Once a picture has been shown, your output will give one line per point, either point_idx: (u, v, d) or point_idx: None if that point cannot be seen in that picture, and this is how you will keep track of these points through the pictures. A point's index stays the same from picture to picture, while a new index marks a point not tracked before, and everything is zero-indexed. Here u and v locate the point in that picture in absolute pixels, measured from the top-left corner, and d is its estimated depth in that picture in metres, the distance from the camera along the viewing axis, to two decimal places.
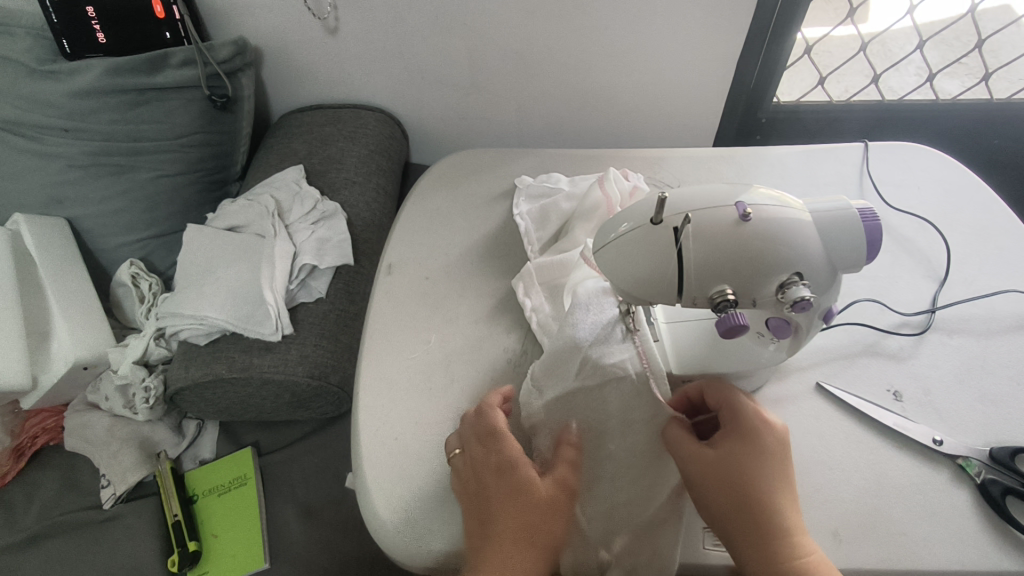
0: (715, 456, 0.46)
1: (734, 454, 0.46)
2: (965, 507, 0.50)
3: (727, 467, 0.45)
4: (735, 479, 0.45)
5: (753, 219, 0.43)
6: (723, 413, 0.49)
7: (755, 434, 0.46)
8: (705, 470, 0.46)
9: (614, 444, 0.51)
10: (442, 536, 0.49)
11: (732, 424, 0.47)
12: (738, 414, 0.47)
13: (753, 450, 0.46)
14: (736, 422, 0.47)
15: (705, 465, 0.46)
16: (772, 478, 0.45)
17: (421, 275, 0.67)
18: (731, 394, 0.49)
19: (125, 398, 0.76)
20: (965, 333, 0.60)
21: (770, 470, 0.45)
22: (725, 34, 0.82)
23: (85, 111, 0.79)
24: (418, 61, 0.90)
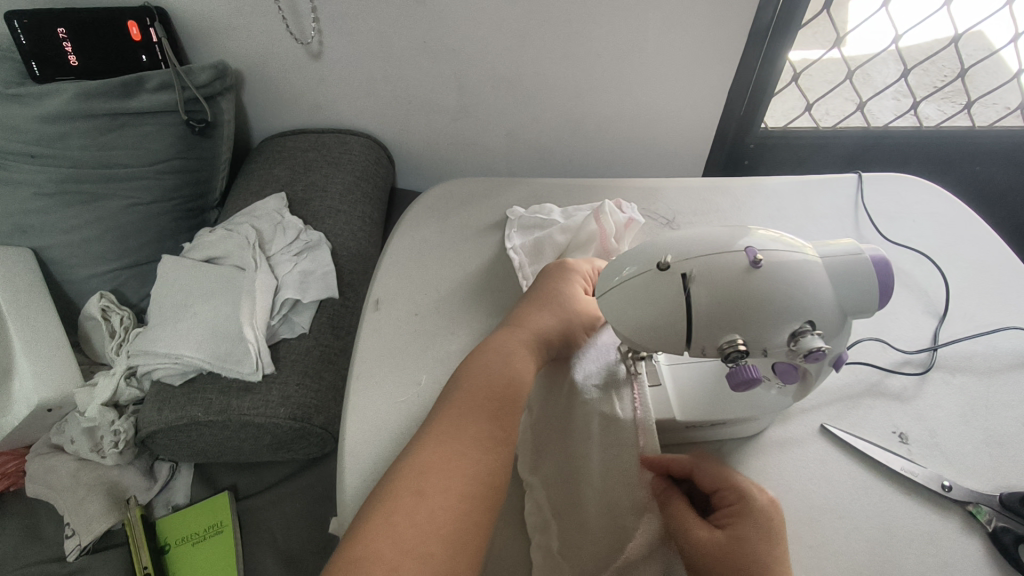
0: (727, 542, 0.43)
1: (743, 538, 0.43)
2: (977, 557, 0.48)
3: (735, 553, 0.42)
4: (743, 566, 0.41)
5: (764, 265, 0.41)
6: (723, 491, 0.46)
7: (763, 517, 0.44)
8: (710, 552, 0.43)
9: (591, 488, 0.48)
10: None
11: (737, 506, 0.45)
12: (745, 493, 0.45)
13: (761, 534, 0.43)
14: (741, 503, 0.44)
15: (712, 549, 0.43)
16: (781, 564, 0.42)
17: (410, 311, 0.64)
18: (730, 474, 0.46)
19: (92, 441, 0.72)
20: (967, 371, 0.59)
21: (779, 558, 0.42)
22: (715, 63, 0.82)
23: (54, 137, 0.75)
24: (404, 86, 0.88)
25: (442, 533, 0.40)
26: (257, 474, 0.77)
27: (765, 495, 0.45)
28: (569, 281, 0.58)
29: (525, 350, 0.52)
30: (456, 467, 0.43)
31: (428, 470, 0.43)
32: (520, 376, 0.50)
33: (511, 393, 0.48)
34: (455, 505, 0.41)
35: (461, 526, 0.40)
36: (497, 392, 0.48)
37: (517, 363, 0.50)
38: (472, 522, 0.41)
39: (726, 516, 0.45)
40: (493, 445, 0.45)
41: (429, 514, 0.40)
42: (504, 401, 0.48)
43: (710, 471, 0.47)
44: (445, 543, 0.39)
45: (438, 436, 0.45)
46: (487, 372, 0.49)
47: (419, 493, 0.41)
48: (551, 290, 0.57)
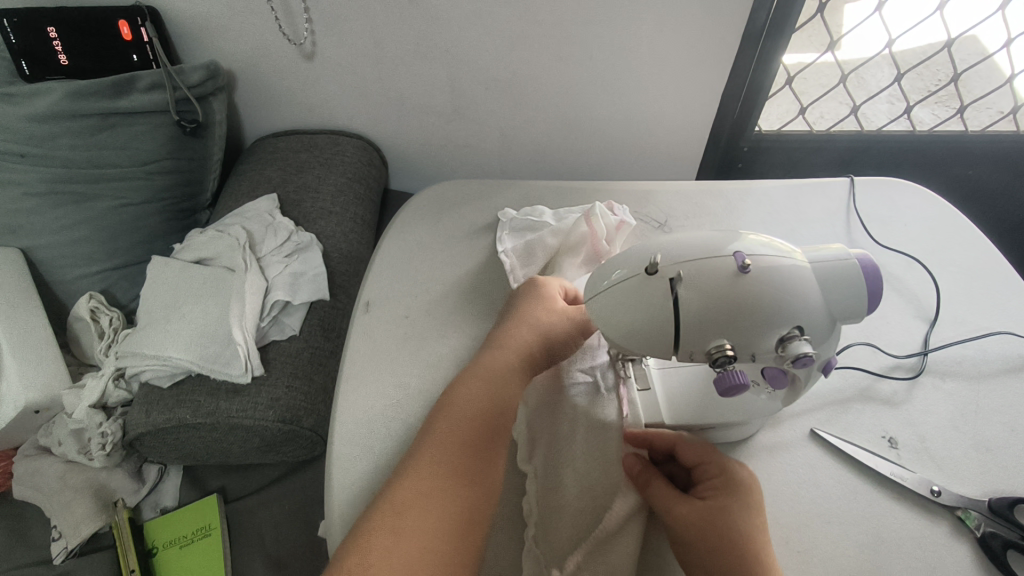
0: (710, 511, 0.44)
1: (724, 507, 0.44)
2: (965, 562, 0.48)
3: (717, 520, 0.43)
4: (726, 532, 0.42)
5: (753, 270, 0.41)
6: (705, 466, 0.47)
7: (742, 488, 0.45)
8: (694, 524, 0.44)
9: (570, 475, 0.48)
10: None
11: (719, 479, 0.46)
12: (725, 467, 0.47)
13: (742, 503, 0.44)
14: (722, 477, 0.46)
15: (696, 519, 0.44)
16: (761, 532, 0.43)
17: (400, 313, 0.64)
18: (711, 451, 0.48)
19: (80, 443, 0.71)
20: (957, 376, 0.59)
21: (759, 526, 0.44)
22: (709, 66, 0.82)
23: (43, 137, 0.75)
24: (398, 87, 0.88)
25: (423, 559, 0.39)
26: (246, 477, 0.77)
27: (744, 470, 0.47)
28: (544, 294, 0.56)
29: (513, 369, 0.51)
30: (438, 491, 0.42)
31: (409, 495, 0.42)
32: (500, 399, 0.48)
33: (498, 413, 0.47)
34: (436, 530, 0.40)
35: (440, 550, 0.40)
36: (482, 414, 0.47)
37: (504, 382, 0.49)
38: (451, 548, 0.40)
39: (708, 490, 0.46)
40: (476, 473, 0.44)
41: (410, 538, 0.40)
42: (490, 422, 0.47)
43: (694, 449, 0.48)
44: (425, 569, 0.39)
45: (420, 460, 0.44)
46: (473, 394, 0.48)
47: (399, 523, 0.41)
48: (531, 304, 0.55)
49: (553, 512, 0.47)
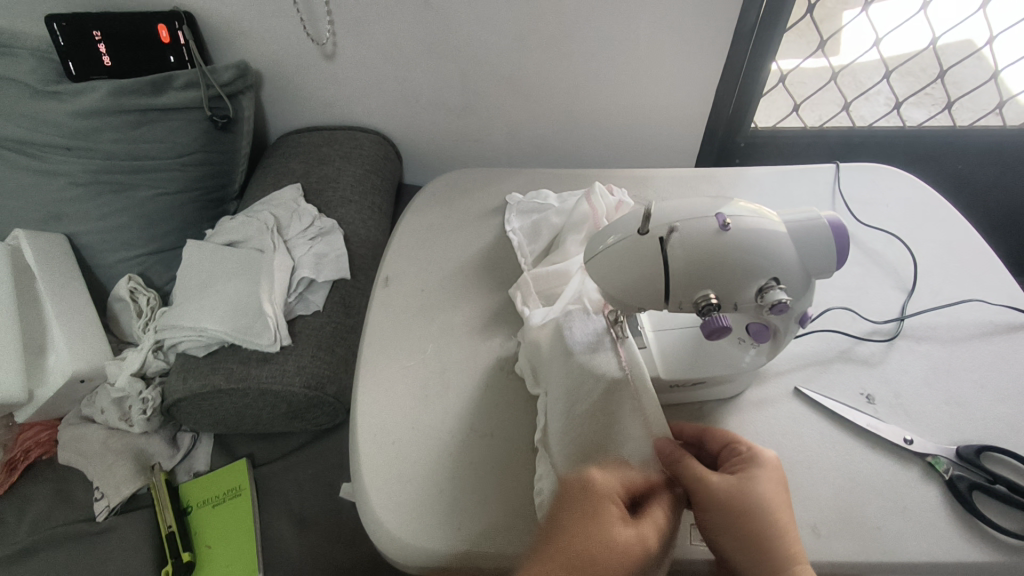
0: (739, 482, 0.46)
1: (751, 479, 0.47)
2: (934, 502, 0.52)
3: (747, 494, 0.46)
4: (755, 504, 0.45)
5: (732, 228, 0.46)
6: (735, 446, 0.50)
7: (773, 467, 0.48)
8: (738, 500, 0.46)
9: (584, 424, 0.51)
10: (430, 522, 0.52)
11: (746, 456, 0.49)
12: (755, 449, 0.49)
13: (769, 477, 0.47)
14: (747, 454, 0.48)
15: (730, 491, 0.46)
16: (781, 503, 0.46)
17: (417, 287, 0.69)
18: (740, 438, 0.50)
19: (121, 410, 0.78)
20: (932, 340, 0.63)
21: (784, 500, 0.46)
22: (704, 62, 0.87)
23: (88, 131, 0.82)
24: (413, 86, 0.94)
25: None
26: (273, 444, 0.82)
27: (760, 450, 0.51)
28: None
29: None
30: None
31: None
32: None
33: None
34: None
35: None
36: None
37: None
38: None
39: (735, 465, 0.48)
40: None
41: None
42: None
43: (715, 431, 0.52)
44: None
45: None
46: None
47: None
48: None
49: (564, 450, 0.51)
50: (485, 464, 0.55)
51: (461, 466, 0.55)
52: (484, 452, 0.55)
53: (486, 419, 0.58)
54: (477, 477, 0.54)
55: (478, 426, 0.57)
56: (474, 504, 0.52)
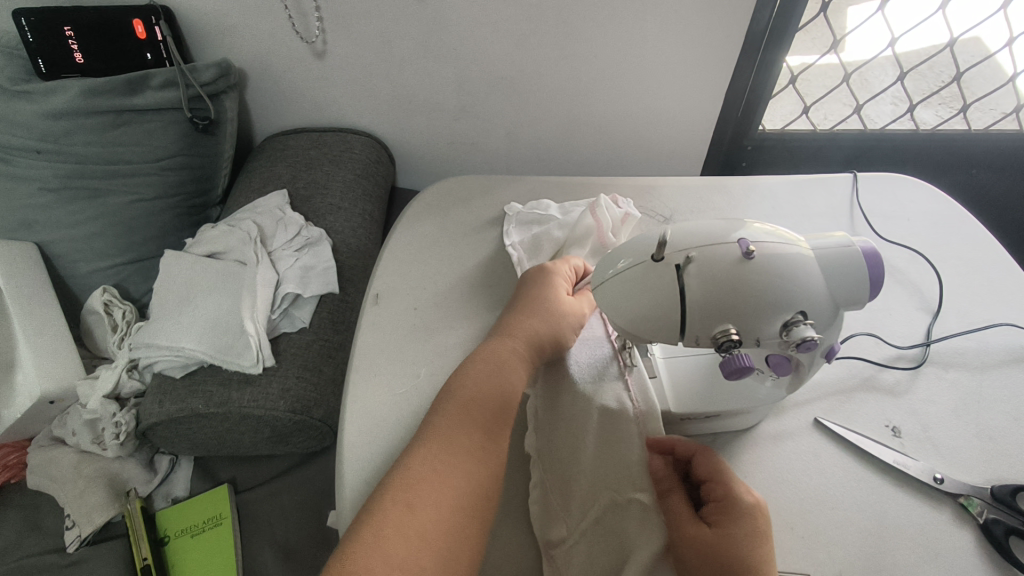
0: (714, 536, 0.42)
1: (730, 534, 0.42)
2: (968, 548, 0.48)
3: (723, 551, 0.41)
4: (732, 566, 0.41)
5: (756, 256, 0.42)
6: (716, 487, 0.45)
7: (758, 523, 0.43)
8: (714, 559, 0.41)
9: (590, 444, 0.49)
10: None
11: (724, 503, 0.44)
12: (733, 491, 0.44)
13: (748, 532, 0.42)
14: (728, 501, 0.44)
15: (702, 548, 0.42)
16: (765, 557, 0.41)
17: (409, 305, 0.65)
18: (724, 472, 0.46)
19: (94, 433, 0.73)
20: (960, 367, 0.59)
21: (766, 557, 0.42)
22: (714, 64, 0.83)
23: (60, 132, 0.77)
24: (406, 86, 0.89)
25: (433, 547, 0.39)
26: (256, 469, 0.79)
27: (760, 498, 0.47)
28: (551, 284, 0.57)
29: (518, 361, 0.51)
30: (456, 474, 0.43)
31: (414, 498, 0.41)
32: (514, 389, 0.49)
33: (508, 401, 0.48)
34: (447, 519, 0.41)
35: (451, 542, 0.40)
36: (492, 405, 0.48)
37: (517, 381, 0.50)
38: (457, 534, 0.41)
39: (714, 514, 0.44)
40: (484, 462, 0.45)
41: (418, 530, 0.40)
42: (496, 411, 0.47)
43: (706, 460, 0.47)
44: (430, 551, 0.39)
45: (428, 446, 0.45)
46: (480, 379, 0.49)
47: (409, 507, 0.41)
48: (540, 295, 0.56)
49: (568, 471, 0.49)
50: None
51: None
52: None
53: None
54: None
55: None
56: None
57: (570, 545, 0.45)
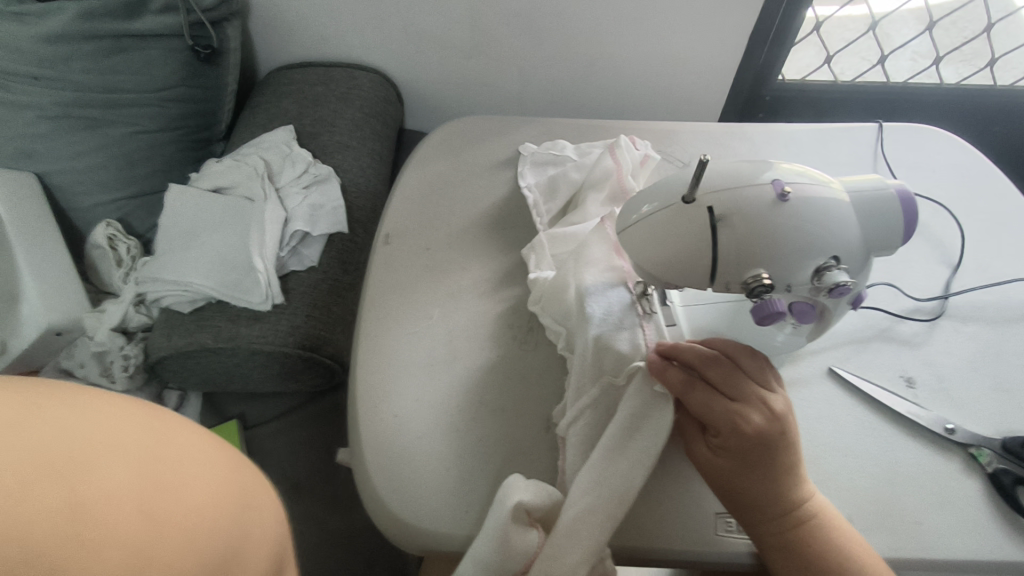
0: (722, 474, 0.45)
1: (734, 474, 0.44)
2: (976, 496, 0.49)
3: (731, 484, 0.44)
4: (742, 494, 0.44)
5: (791, 199, 0.41)
6: (714, 425, 0.45)
7: (757, 451, 0.44)
8: (713, 478, 0.45)
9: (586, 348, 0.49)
10: (441, 500, 0.48)
11: (724, 438, 0.45)
12: (733, 429, 0.44)
13: (750, 465, 0.44)
14: (727, 441, 0.44)
15: (715, 478, 0.45)
16: (773, 478, 0.44)
17: (422, 245, 0.63)
18: (717, 410, 0.45)
19: (102, 366, 0.74)
20: (977, 320, 0.59)
21: (773, 476, 0.44)
22: (738, 8, 0.79)
23: (56, 58, 0.74)
24: (417, 20, 0.86)
25: None
26: (265, 405, 0.79)
27: (781, 396, 0.46)
28: None
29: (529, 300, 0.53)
30: None
31: None
32: None
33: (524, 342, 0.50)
34: None
35: None
36: None
37: None
38: None
39: (719, 445, 0.45)
40: None
41: None
42: None
43: (700, 392, 0.45)
44: None
45: None
46: None
47: None
48: None
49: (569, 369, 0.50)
50: (492, 442, 0.51)
51: (469, 446, 0.51)
52: (494, 427, 0.51)
53: (497, 394, 0.53)
54: (489, 456, 0.50)
55: (488, 401, 0.53)
56: (468, 451, 0.50)
57: (574, 426, 0.48)
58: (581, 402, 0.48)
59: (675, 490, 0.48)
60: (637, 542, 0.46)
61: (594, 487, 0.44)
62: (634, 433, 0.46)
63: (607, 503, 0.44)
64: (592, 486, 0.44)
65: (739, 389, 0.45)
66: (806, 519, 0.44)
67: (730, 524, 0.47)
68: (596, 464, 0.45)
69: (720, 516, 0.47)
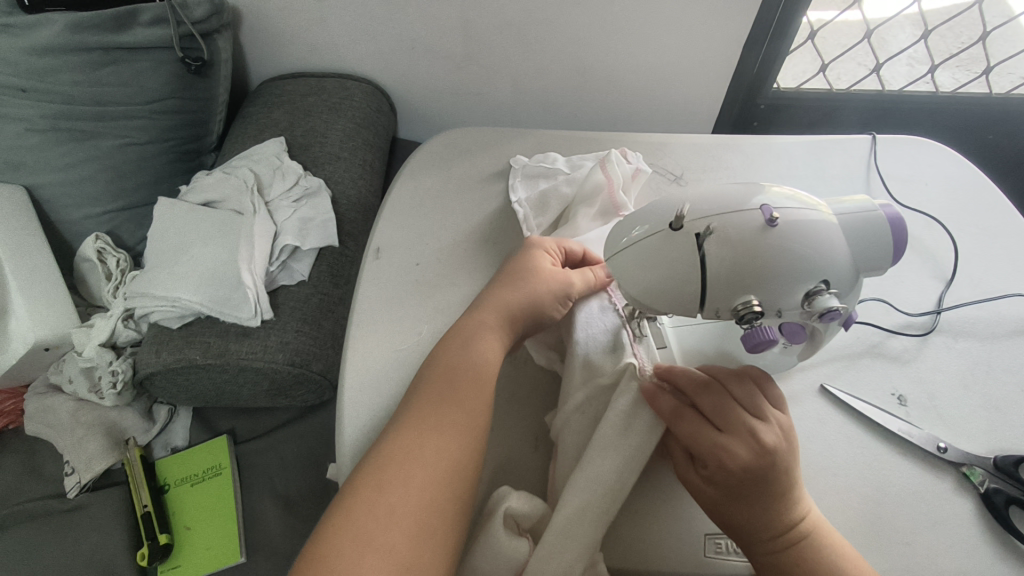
0: (709, 501, 0.44)
1: (720, 504, 0.44)
2: (967, 517, 0.49)
3: (718, 512, 0.44)
4: (729, 522, 0.44)
5: (779, 224, 0.40)
6: (701, 455, 0.44)
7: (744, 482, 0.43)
8: (703, 504, 0.45)
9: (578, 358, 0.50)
10: None
11: (710, 469, 0.44)
12: (718, 460, 0.43)
13: (734, 496, 0.43)
14: (713, 472, 0.43)
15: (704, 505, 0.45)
16: (759, 508, 0.43)
17: (411, 260, 0.63)
18: (703, 442, 0.44)
19: (90, 381, 0.75)
20: (970, 336, 0.59)
21: (759, 506, 0.43)
22: (732, 19, 0.79)
23: (44, 70, 0.73)
24: (409, 31, 0.85)
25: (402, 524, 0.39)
26: (255, 422, 0.81)
27: (773, 426, 0.45)
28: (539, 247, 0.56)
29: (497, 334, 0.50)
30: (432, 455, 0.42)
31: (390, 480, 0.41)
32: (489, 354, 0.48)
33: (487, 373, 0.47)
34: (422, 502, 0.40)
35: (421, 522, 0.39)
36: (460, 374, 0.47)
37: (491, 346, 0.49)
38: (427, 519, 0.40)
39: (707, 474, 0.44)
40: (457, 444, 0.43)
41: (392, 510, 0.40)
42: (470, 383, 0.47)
43: (689, 421, 0.44)
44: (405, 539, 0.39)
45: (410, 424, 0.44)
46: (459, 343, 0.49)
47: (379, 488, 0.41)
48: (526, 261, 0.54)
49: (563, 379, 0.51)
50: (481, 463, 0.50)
51: None
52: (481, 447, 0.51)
53: None
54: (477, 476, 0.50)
55: None
56: None
57: (564, 431, 0.48)
58: (569, 407, 0.48)
59: (664, 511, 0.48)
60: (626, 564, 0.45)
61: (588, 498, 0.43)
62: (628, 429, 0.45)
63: (602, 499, 0.43)
64: (587, 483, 0.43)
65: (728, 419, 0.44)
66: (794, 545, 0.43)
67: (719, 546, 0.46)
68: (592, 463, 0.44)
69: (710, 537, 0.46)
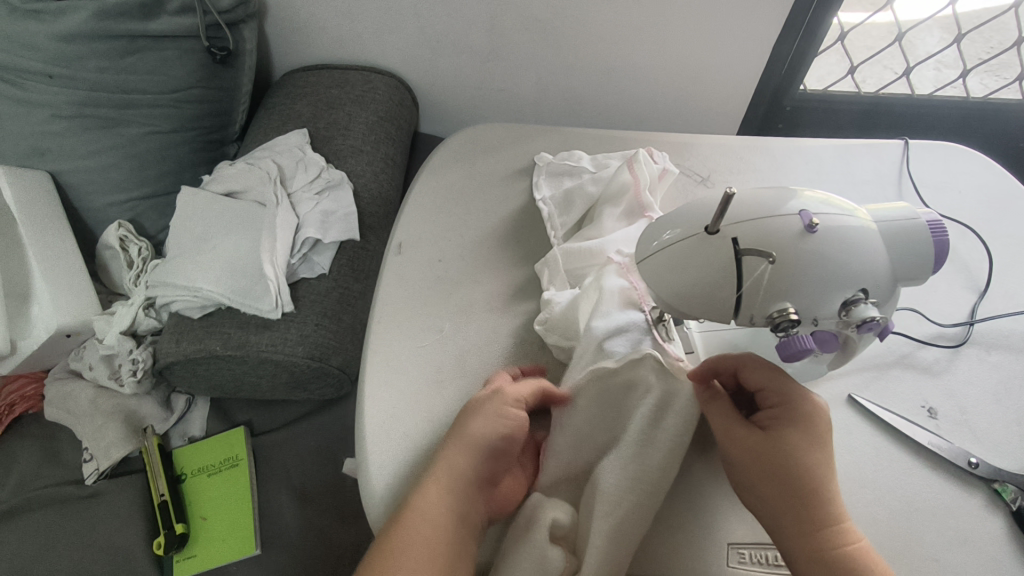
0: (801, 471, 0.41)
1: (815, 472, 0.41)
2: (998, 535, 0.47)
3: (809, 483, 0.41)
4: (818, 495, 0.41)
5: (818, 230, 0.39)
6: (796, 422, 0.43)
7: (799, 499, 0.41)
8: (794, 478, 0.41)
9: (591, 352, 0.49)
10: None
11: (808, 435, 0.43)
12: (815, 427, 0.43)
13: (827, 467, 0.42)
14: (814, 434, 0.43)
15: (790, 476, 0.41)
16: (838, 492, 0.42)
17: (434, 256, 0.62)
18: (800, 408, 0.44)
19: (110, 368, 0.76)
20: (1003, 349, 0.57)
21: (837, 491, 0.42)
22: (762, 20, 0.77)
23: (71, 57, 0.73)
24: (435, 24, 0.85)
25: None
26: (273, 414, 0.81)
27: None
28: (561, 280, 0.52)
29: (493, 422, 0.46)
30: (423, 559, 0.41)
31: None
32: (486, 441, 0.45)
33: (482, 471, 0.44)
34: None
35: None
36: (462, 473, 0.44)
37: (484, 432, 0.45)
38: None
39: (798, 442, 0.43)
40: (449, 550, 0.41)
41: None
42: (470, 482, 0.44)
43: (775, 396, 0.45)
44: None
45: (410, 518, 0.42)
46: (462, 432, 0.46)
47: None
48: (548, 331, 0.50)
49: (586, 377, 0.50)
50: None
51: None
52: None
53: None
54: None
55: None
56: None
57: None
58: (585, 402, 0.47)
59: (688, 519, 0.47)
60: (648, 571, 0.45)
61: (616, 500, 0.43)
62: (659, 421, 0.45)
63: (640, 493, 0.43)
64: (617, 484, 0.43)
65: None
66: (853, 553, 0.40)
67: (744, 556, 0.45)
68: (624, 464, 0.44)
69: (733, 547, 0.45)
